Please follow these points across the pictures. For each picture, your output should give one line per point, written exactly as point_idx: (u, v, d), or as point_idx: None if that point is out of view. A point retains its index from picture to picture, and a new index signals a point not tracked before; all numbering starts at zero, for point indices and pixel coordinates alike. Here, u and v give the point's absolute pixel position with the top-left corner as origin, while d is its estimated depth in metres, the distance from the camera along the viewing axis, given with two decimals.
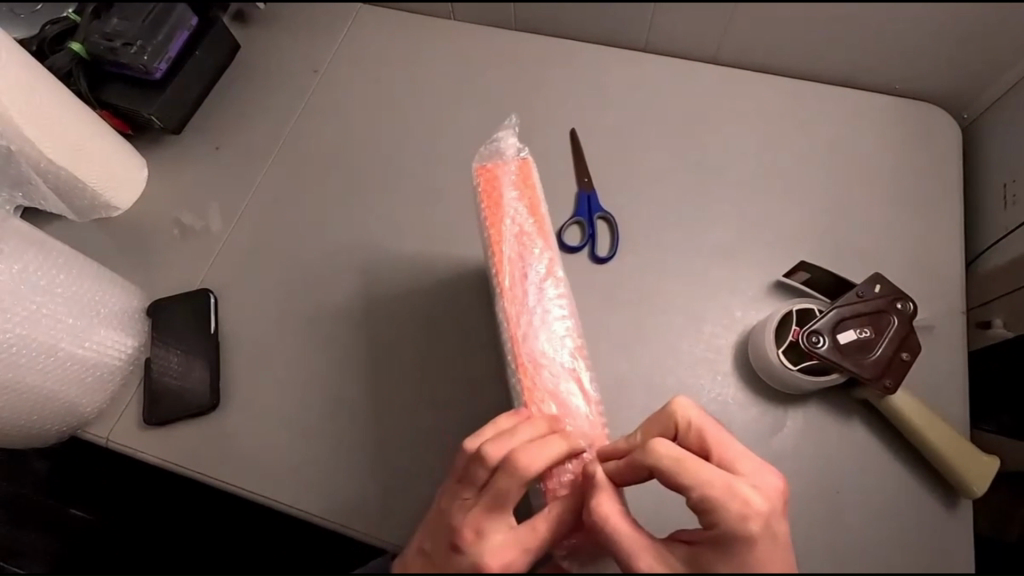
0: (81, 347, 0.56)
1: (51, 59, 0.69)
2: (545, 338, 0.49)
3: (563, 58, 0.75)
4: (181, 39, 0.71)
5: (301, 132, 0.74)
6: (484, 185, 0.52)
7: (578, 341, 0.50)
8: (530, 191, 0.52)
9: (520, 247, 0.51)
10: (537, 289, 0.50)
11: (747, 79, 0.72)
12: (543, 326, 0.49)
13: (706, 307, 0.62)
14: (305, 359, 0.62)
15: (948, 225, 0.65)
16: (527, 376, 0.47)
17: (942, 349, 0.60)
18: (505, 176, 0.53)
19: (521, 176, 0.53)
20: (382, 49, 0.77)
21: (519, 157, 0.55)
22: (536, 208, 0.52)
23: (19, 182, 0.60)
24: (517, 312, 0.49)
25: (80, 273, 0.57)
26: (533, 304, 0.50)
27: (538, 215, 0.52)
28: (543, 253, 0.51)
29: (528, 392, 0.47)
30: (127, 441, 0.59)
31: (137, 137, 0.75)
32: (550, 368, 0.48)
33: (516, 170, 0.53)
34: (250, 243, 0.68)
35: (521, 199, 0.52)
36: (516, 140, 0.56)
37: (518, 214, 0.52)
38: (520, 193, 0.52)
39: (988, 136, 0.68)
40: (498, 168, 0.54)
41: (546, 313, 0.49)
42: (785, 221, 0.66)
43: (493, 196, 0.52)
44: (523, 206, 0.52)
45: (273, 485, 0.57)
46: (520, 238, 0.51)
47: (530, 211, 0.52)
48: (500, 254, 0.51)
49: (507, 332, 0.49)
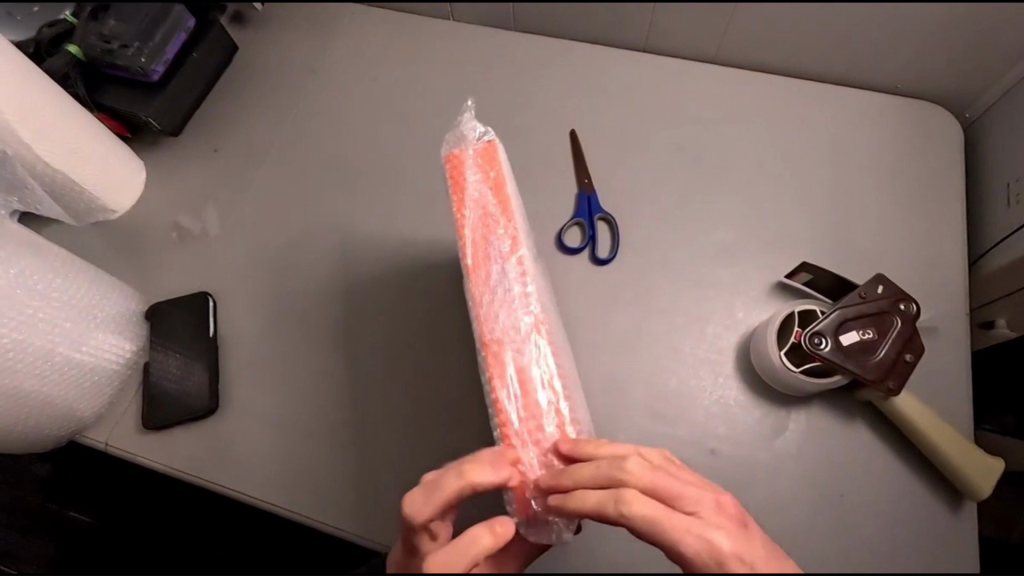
0: (79, 352, 0.56)
1: (48, 61, 0.68)
2: (507, 317, 0.45)
3: (563, 59, 0.74)
4: (179, 42, 0.71)
5: (300, 134, 0.74)
6: (448, 169, 0.48)
7: (539, 318, 0.46)
8: (496, 169, 0.48)
9: (488, 227, 0.47)
10: (500, 269, 0.47)
11: (748, 79, 0.72)
12: (506, 308, 0.46)
13: (706, 309, 0.62)
14: (303, 362, 0.62)
15: (950, 225, 0.65)
16: (493, 359, 0.44)
17: (945, 350, 0.59)
18: (469, 160, 0.49)
19: (486, 157, 0.49)
20: (381, 50, 0.77)
21: (483, 139, 0.50)
22: (500, 187, 0.48)
23: (14, 184, 0.59)
24: (482, 293, 0.46)
25: (77, 277, 0.56)
26: (498, 285, 0.46)
27: (504, 193, 0.48)
28: (507, 231, 0.47)
29: (493, 376, 0.44)
30: (125, 446, 0.59)
31: (135, 139, 0.74)
32: (514, 349, 0.45)
33: (481, 151, 0.49)
34: (248, 246, 0.68)
35: (484, 180, 0.48)
36: (478, 122, 0.51)
37: (480, 195, 0.48)
38: (485, 174, 0.48)
39: (989, 136, 0.67)
40: (460, 152, 0.49)
41: (512, 293, 0.46)
42: (786, 221, 0.65)
43: (459, 179, 0.48)
44: (488, 187, 0.48)
45: (271, 489, 0.57)
46: (485, 218, 0.47)
47: (495, 190, 0.48)
48: (465, 236, 0.47)
49: (470, 314, 0.45)
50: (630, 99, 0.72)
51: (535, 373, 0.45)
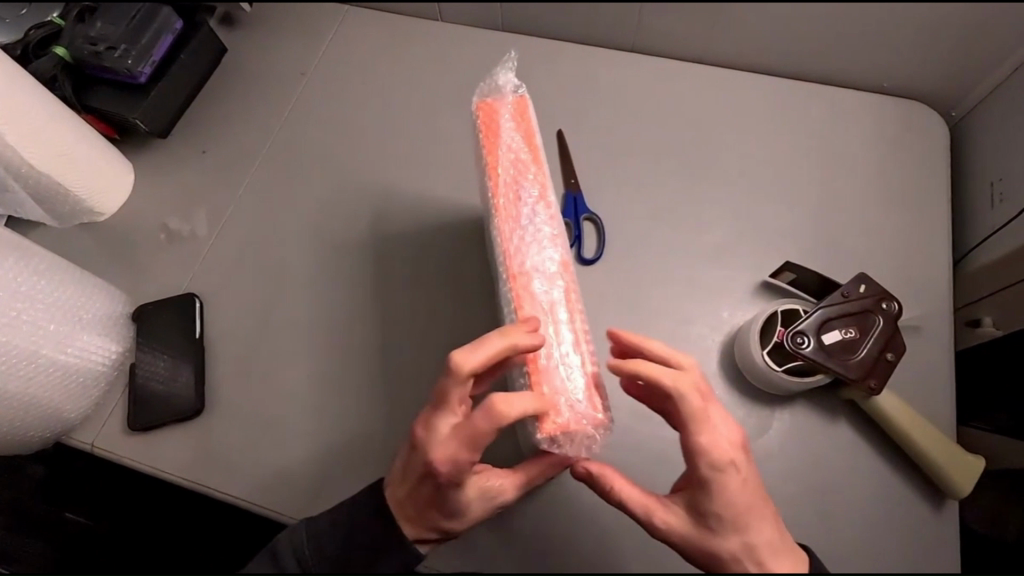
0: (64, 353, 0.56)
1: (35, 63, 0.68)
2: (535, 251, 0.50)
3: (551, 60, 0.74)
4: (166, 43, 0.71)
5: (287, 136, 0.74)
6: (482, 117, 0.54)
7: (564, 255, 0.51)
8: (527, 123, 0.54)
9: (517, 171, 0.53)
10: (530, 209, 0.52)
11: (735, 79, 0.72)
12: (535, 244, 0.51)
13: (692, 308, 0.62)
14: (290, 363, 0.62)
15: (935, 224, 0.65)
16: (519, 284, 0.49)
17: (929, 349, 0.59)
18: (503, 109, 0.54)
19: (517, 109, 0.55)
20: (370, 51, 0.77)
21: (516, 93, 0.56)
22: (531, 138, 0.54)
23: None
24: (511, 228, 0.51)
25: (62, 279, 0.56)
26: (526, 221, 0.51)
27: (534, 144, 0.54)
28: (537, 178, 0.53)
29: (519, 297, 0.49)
30: (112, 447, 0.59)
31: (123, 141, 0.74)
32: (540, 279, 0.50)
33: (514, 104, 0.55)
34: (235, 247, 0.68)
35: (517, 129, 0.54)
36: (515, 77, 0.57)
37: (513, 142, 0.53)
38: (518, 122, 0.54)
39: (975, 134, 0.68)
40: (495, 103, 0.55)
41: (537, 231, 0.51)
42: (771, 221, 0.66)
43: (492, 126, 0.54)
44: (519, 136, 0.54)
45: (257, 490, 0.57)
46: (517, 164, 0.53)
47: (525, 140, 0.54)
48: (496, 178, 0.52)
49: (499, 246, 0.51)
50: (617, 99, 0.72)
51: (558, 301, 0.49)
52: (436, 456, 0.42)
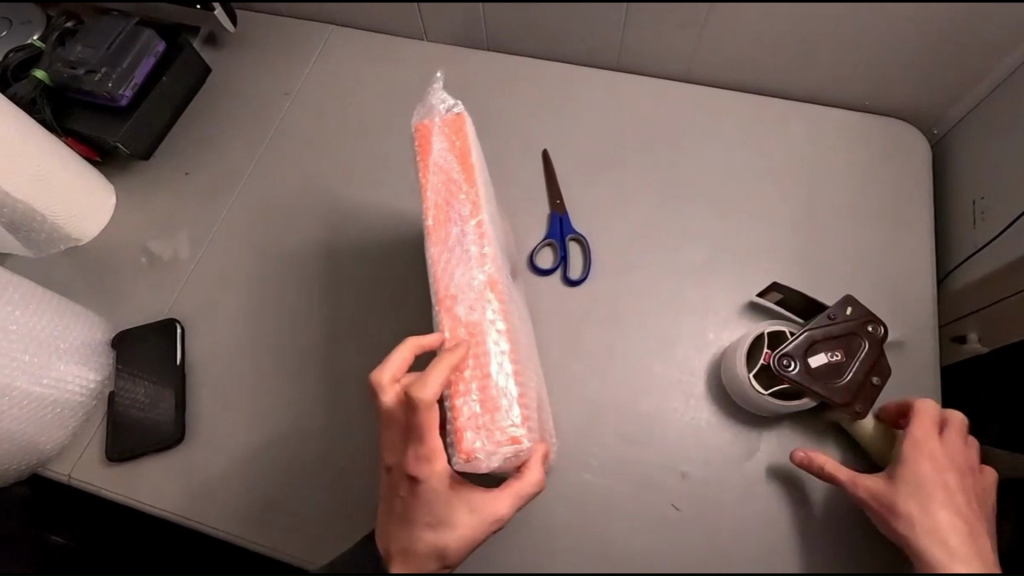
0: (39, 384, 0.55)
1: (15, 87, 0.68)
2: (462, 273, 0.50)
3: (536, 81, 0.74)
4: (148, 66, 0.70)
5: (271, 158, 0.73)
6: (417, 138, 0.53)
7: (493, 275, 0.50)
8: (461, 140, 0.53)
9: (453, 189, 0.52)
10: (460, 230, 0.51)
11: (718, 97, 0.72)
12: (462, 265, 0.50)
13: (679, 329, 0.62)
14: (273, 390, 0.61)
15: (920, 242, 0.65)
16: (446, 310, 0.49)
17: (914, 367, 0.60)
18: (436, 127, 0.54)
19: (452, 124, 0.54)
20: (355, 72, 0.77)
21: (451, 112, 0.55)
22: (465, 155, 0.53)
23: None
24: (441, 251, 0.50)
25: (36, 308, 0.55)
26: (455, 241, 0.51)
27: (468, 162, 0.53)
28: (468, 198, 0.52)
29: (445, 325, 0.48)
30: (89, 478, 0.58)
31: (104, 164, 0.74)
32: (468, 304, 0.49)
33: (448, 124, 0.54)
34: (217, 271, 0.67)
35: (449, 149, 0.53)
36: (447, 94, 0.56)
37: (445, 162, 0.53)
38: (450, 137, 0.53)
39: (957, 151, 0.68)
40: (429, 123, 0.54)
41: (466, 248, 0.50)
42: (756, 240, 0.66)
43: (425, 148, 0.53)
44: (453, 155, 0.53)
45: (239, 520, 0.56)
46: (447, 184, 0.52)
47: (459, 159, 0.53)
48: (429, 202, 0.52)
49: (429, 272, 0.50)
50: (602, 119, 0.72)
51: (484, 322, 0.49)
52: (413, 462, 0.44)
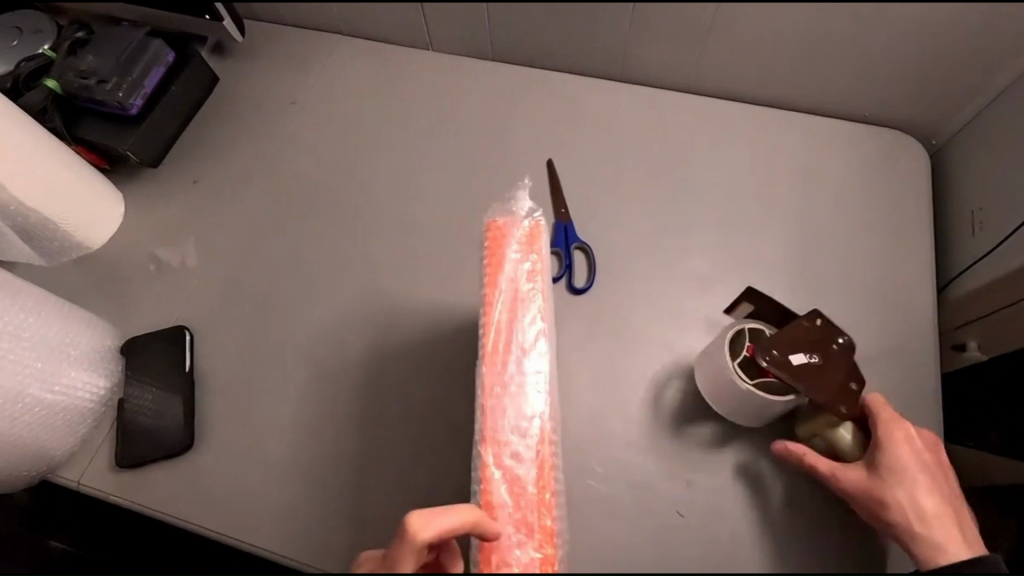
0: (51, 391, 0.55)
1: (27, 96, 0.69)
2: (513, 412, 0.48)
3: (540, 91, 0.75)
4: (158, 75, 0.71)
5: (279, 167, 0.74)
6: (489, 239, 0.52)
7: (547, 423, 0.48)
8: (537, 255, 0.52)
9: (522, 307, 0.50)
10: (518, 358, 0.49)
11: (720, 108, 0.73)
12: (515, 404, 0.48)
13: (682, 338, 0.63)
14: (282, 396, 0.62)
15: (918, 253, 0.66)
16: (490, 447, 0.47)
17: (910, 375, 0.61)
18: (513, 235, 0.52)
19: (529, 238, 0.52)
20: (362, 81, 0.78)
21: (531, 218, 0.53)
22: (536, 279, 0.51)
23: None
24: (493, 381, 0.49)
25: (49, 316, 0.56)
26: (510, 380, 0.48)
27: (539, 281, 0.51)
28: (534, 321, 0.50)
29: (485, 465, 0.47)
30: (98, 485, 0.58)
31: (113, 172, 0.74)
32: (515, 445, 0.47)
33: (526, 232, 0.52)
34: (226, 279, 0.68)
35: (523, 262, 0.51)
36: (530, 201, 0.55)
37: (517, 274, 0.51)
38: (525, 256, 0.51)
39: (955, 162, 0.69)
40: (506, 226, 0.53)
41: (519, 423, 0.48)
42: (758, 250, 0.67)
43: (497, 255, 0.51)
44: (524, 269, 0.51)
45: (249, 527, 0.57)
46: (515, 297, 0.51)
47: (529, 274, 0.51)
48: (490, 314, 0.50)
49: (479, 399, 0.48)
50: (606, 130, 0.73)
51: (531, 476, 0.47)
52: None
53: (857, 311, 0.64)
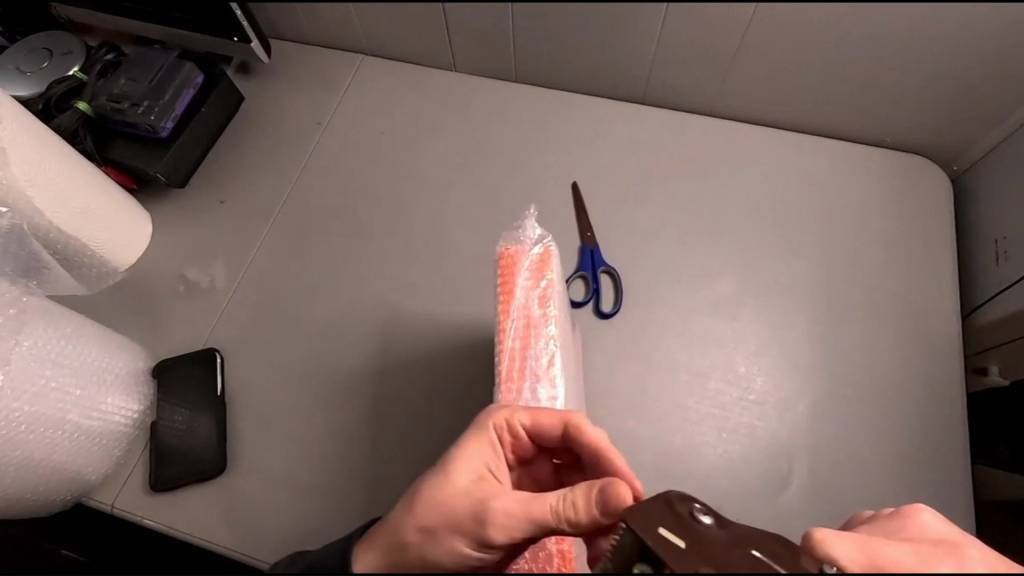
0: (89, 417, 0.56)
1: (60, 120, 0.70)
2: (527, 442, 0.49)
3: (564, 113, 0.76)
4: (187, 98, 0.72)
5: (306, 187, 0.75)
6: (501, 266, 0.53)
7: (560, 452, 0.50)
8: (546, 281, 0.52)
9: (537, 335, 0.51)
10: (531, 387, 0.50)
11: (742, 132, 0.74)
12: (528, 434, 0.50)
13: (708, 361, 0.64)
14: (313, 419, 0.62)
15: (942, 280, 0.67)
16: None
17: (935, 400, 0.62)
18: (523, 263, 0.53)
19: (539, 266, 0.53)
20: (387, 101, 0.78)
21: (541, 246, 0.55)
22: (545, 303, 0.52)
23: (32, 268, 0.62)
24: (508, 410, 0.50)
25: (88, 342, 0.57)
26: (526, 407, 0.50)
27: (549, 307, 0.52)
28: (547, 347, 0.51)
29: None
30: (132, 508, 0.59)
31: (141, 191, 0.75)
32: None
33: (536, 259, 0.54)
34: (255, 300, 0.69)
35: (534, 288, 0.52)
36: (539, 231, 0.58)
37: (527, 301, 0.52)
38: (536, 283, 0.52)
39: (978, 187, 0.70)
40: (517, 254, 0.54)
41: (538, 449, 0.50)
42: (781, 275, 0.67)
43: (508, 281, 0.53)
44: (535, 296, 0.52)
45: (283, 553, 0.57)
46: (527, 324, 0.51)
47: (540, 301, 0.52)
48: (504, 341, 0.51)
49: None
50: (631, 153, 0.74)
51: None
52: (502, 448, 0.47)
53: (883, 337, 0.65)
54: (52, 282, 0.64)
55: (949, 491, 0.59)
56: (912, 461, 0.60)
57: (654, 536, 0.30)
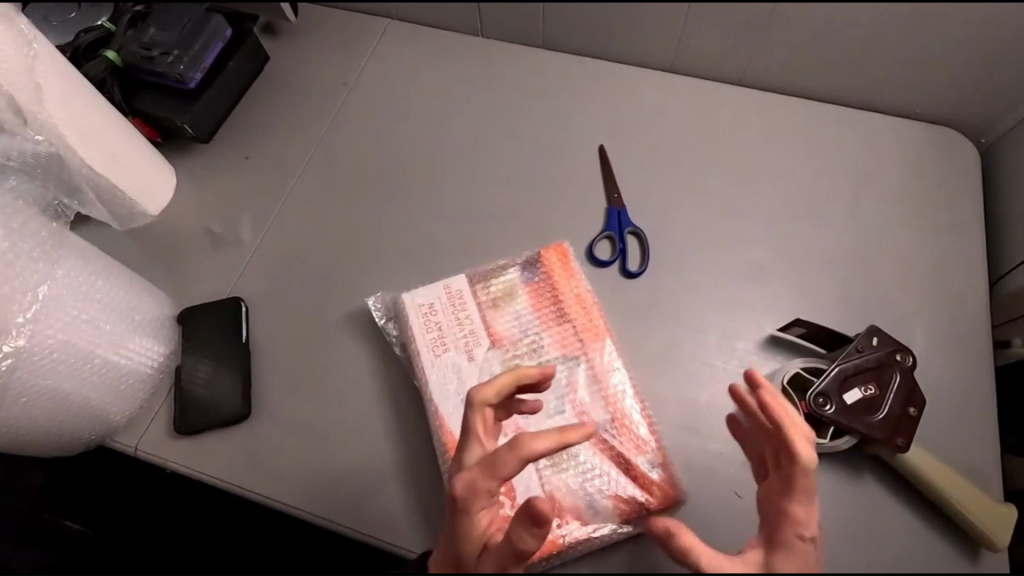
0: (118, 355, 0.56)
1: (88, 66, 0.69)
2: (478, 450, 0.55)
3: (590, 79, 0.76)
4: (216, 50, 0.72)
5: (331, 143, 0.75)
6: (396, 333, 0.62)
7: None
8: (432, 317, 0.62)
9: (409, 366, 0.61)
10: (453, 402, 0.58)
11: (771, 101, 0.73)
12: None
13: (734, 323, 0.64)
14: (337, 370, 0.62)
15: (970, 249, 0.67)
16: None
17: (960, 366, 0.62)
18: (411, 313, 0.62)
19: (425, 306, 0.62)
20: (413, 63, 0.78)
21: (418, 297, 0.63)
22: (439, 330, 0.61)
23: (70, 188, 0.61)
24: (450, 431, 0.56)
25: (118, 280, 0.57)
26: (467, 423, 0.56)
27: (443, 331, 0.61)
28: (462, 362, 0.60)
29: None
30: (155, 450, 0.58)
31: (166, 145, 0.75)
32: None
33: (417, 305, 0.62)
34: (278, 254, 0.68)
35: (423, 326, 0.61)
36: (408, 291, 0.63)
37: (424, 336, 0.61)
38: (426, 322, 0.61)
39: (1007, 161, 0.70)
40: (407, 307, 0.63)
41: (449, 434, 0.56)
42: (806, 240, 0.67)
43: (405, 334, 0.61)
44: (429, 331, 0.61)
45: (307, 499, 0.57)
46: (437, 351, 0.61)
47: (434, 335, 0.61)
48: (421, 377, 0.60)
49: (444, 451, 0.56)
50: (657, 118, 0.74)
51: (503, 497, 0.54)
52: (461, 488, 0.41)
53: (910, 304, 0.65)
54: (87, 210, 0.64)
55: (977, 456, 0.59)
56: (941, 425, 0.60)
57: (790, 381, 0.55)
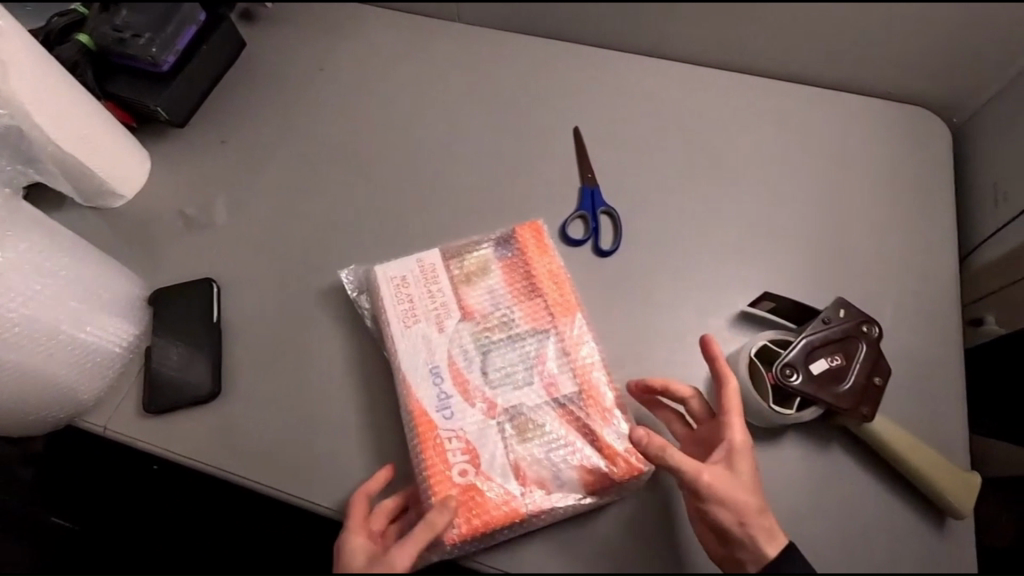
0: (83, 331, 0.56)
1: (59, 49, 0.69)
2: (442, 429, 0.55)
3: (566, 61, 0.76)
4: (189, 34, 0.72)
5: (306, 127, 0.75)
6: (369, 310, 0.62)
7: (463, 436, 0.55)
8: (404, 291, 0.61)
9: (380, 341, 0.61)
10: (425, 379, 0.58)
11: (745, 82, 0.74)
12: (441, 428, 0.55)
13: (706, 301, 0.64)
14: (308, 350, 0.62)
15: (940, 227, 0.67)
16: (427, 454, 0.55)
17: (930, 341, 0.62)
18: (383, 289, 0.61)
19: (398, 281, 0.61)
20: (389, 48, 0.78)
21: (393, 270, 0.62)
22: (411, 305, 0.60)
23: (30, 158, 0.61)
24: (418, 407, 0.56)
25: (84, 257, 0.57)
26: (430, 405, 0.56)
27: (414, 307, 0.60)
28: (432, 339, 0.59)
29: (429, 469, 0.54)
30: (124, 429, 0.58)
31: (141, 129, 0.75)
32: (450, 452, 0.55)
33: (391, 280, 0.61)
34: (251, 235, 0.68)
35: (395, 302, 0.61)
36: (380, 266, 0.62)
37: (396, 313, 0.60)
38: (399, 297, 0.61)
39: (977, 139, 0.70)
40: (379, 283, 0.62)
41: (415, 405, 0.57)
42: (778, 219, 0.68)
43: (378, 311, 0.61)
44: (401, 307, 0.60)
45: (275, 477, 0.57)
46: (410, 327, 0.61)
47: (405, 310, 0.60)
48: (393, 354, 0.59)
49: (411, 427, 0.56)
50: (632, 99, 0.74)
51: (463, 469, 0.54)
52: None
53: (881, 281, 0.65)
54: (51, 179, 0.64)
55: (945, 431, 0.59)
56: (910, 400, 0.60)
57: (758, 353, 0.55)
